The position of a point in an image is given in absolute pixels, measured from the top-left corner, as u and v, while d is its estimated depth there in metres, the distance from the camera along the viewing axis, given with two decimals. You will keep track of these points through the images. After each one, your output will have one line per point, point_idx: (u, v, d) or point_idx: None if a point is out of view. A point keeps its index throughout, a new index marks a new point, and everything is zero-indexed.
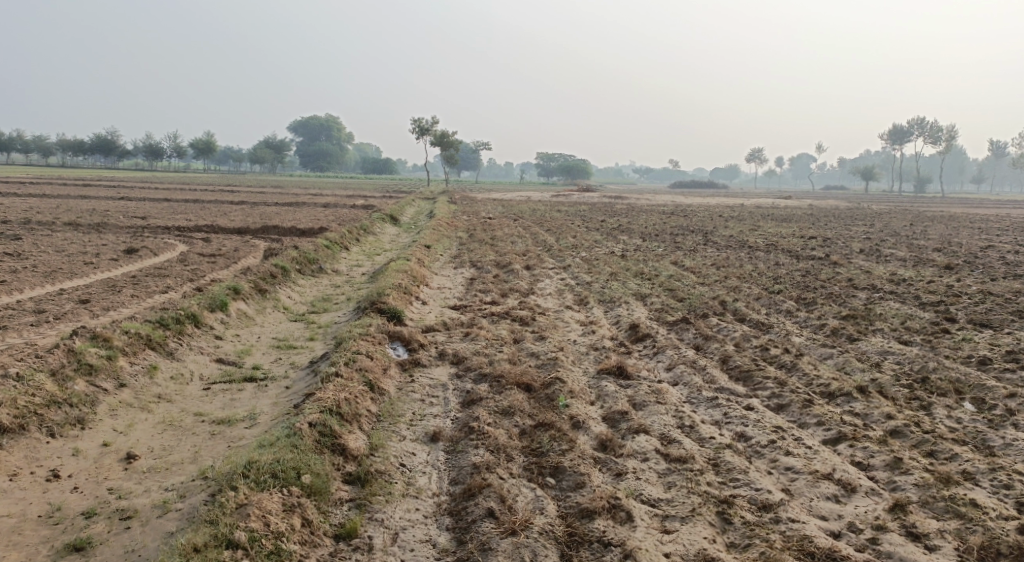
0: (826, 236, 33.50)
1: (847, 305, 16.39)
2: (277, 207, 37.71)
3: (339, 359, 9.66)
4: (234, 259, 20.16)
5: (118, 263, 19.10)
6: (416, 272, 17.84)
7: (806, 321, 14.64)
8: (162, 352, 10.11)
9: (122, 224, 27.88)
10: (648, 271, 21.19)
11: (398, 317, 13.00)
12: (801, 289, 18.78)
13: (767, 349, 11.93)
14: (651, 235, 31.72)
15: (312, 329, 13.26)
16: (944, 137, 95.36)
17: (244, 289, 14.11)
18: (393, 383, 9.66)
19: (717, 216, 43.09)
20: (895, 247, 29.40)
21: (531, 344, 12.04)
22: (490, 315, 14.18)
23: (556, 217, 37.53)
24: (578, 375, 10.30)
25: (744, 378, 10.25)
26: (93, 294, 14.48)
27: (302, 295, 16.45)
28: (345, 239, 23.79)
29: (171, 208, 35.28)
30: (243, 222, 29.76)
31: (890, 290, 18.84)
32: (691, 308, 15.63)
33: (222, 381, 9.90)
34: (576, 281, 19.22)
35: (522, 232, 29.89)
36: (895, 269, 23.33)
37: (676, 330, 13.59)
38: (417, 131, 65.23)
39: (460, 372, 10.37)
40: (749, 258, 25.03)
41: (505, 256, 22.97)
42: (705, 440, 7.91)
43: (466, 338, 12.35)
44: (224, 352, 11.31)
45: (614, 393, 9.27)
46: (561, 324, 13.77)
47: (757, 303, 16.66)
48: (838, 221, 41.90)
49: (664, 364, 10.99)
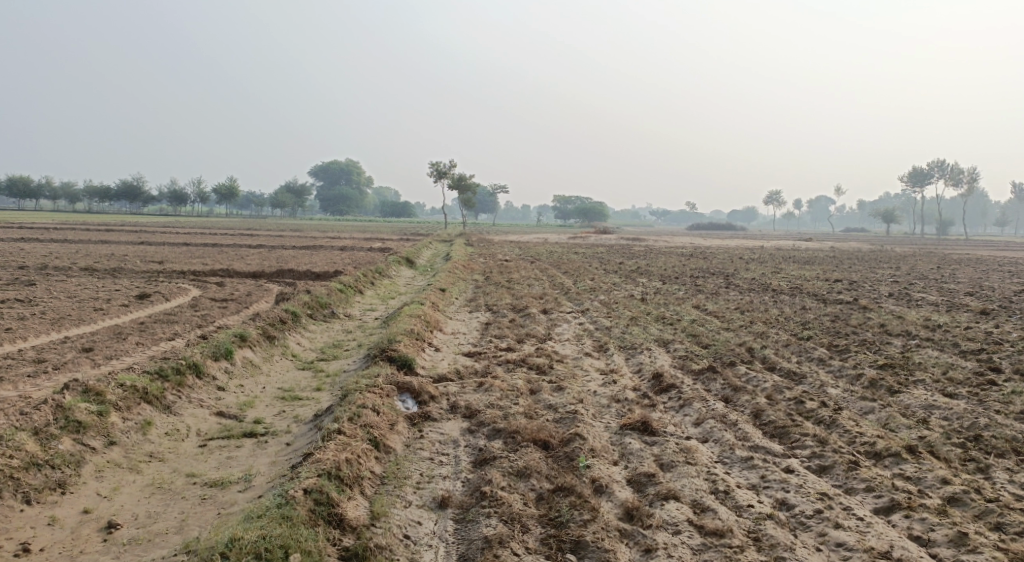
0: (851, 279, 32.80)
1: (882, 353, 15.69)
2: (294, 250, 37.43)
3: (343, 413, 9.01)
4: (246, 304, 19.68)
5: (129, 309, 18.64)
6: (430, 317, 17.27)
7: (840, 371, 13.96)
8: (159, 406, 9.51)
9: (137, 269, 27.58)
10: (670, 315, 20.54)
11: (409, 366, 12.40)
12: (831, 334, 18.11)
13: (802, 403, 11.25)
14: (671, 277, 31.13)
15: (319, 378, 12.65)
16: (967, 179, 94.50)
17: (251, 336, 13.54)
18: (400, 439, 9.00)
19: (738, 259, 42.44)
20: (925, 290, 28.70)
21: (548, 395, 11.37)
22: (506, 363, 13.54)
23: (573, 260, 36.97)
24: (600, 430, 9.62)
25: (780, 437, 9.58)
26: (97, 342, 13.98)
27: (313, 342, 15.90)
28: (360, 283, 23.34)
29: (187, 251, 35.08)
30: (258, 265, 29.40)
31: (925, 336, 18.15)
32: (716, 355, 14.98)
33: (220, 436, 9.28)
34: (596, 326, 18.58)
35: (540, 275, 29.36)
36: (928, 312, 22.64)
37: (703, 380, 12.91)
38: (435, 175, 65.33)
39: (472, 426, 9.69)
40: (774, 302, 24.35)
41: (522, 299, 22.42)
42: (743, 509, 7.19)
43: (480, 388, 11.69)
44: (226, 405, 10.70)
45: (639, 453, 8.59)
46: (580, 372, 13.12)
47: (786, 350, 15.97)
48: (863, 263, 41.17)
49: (692, 418, 10.30)
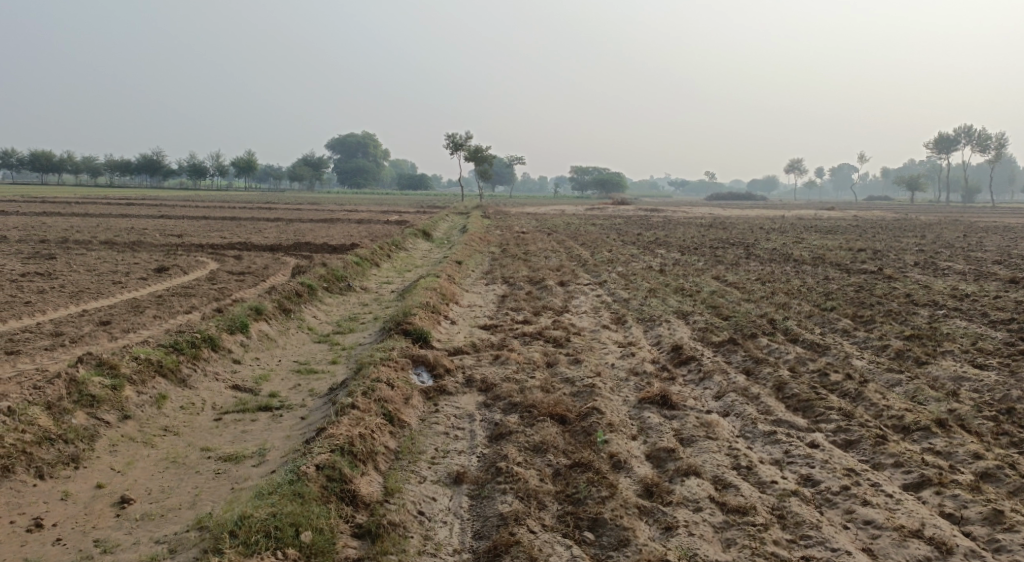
0: (874, 248, 32.28)
1: (908, 324, 15.36)
2: (311, 223, 37.35)
3: (357, 387, 8.87)
4: (263, 277, 19.60)
5: (146, 283, 18.61)
6: (447, 290, 17.10)
7: (864, 342, 13.67)
8: (174, 379, 9.40)
9: (155, 242, 27.57)
10: (690, 286, 20.26)
11: (424, 339, 12.26)
12: (855, 305, 17.76)
13: (826, 376, 11.00)
14: (691, 248, 30.76)
15: (336, 351, 12.53)
16: (993, 146, 92.68)
17: (266, 309, 13.44)
18: (415, 414, 8.87)
19: (758, 229, 41.90)
20: (950, 260, 28.16)
21: (566, 368, 11.19)
22: (523, 336, 13.37)
23: (591, 231, 36.66)
24: (619, 404, 9.45)
25: (804, 411, 9.37)
26: (113, 315, 13.93)
27: (329, 315, 15.78)
28: (376, 256, 23.20)
29: (205, 225, 35.08)
30: (276, 238, 29.33)
31: (951, 306, 17.77)
32: (737, 327, 14.72)
33: (235, 410, 9.18)
34: (614, 298, 18.34)
35: (557, 247, 29.08)
36: (954, 282, 22.21)
37: (724, 353, 12.67)
38: (452, 147, 64.94)
39: (488, 400, 9.54)
40: (796, 272, 23.95)
41: (540, 271, 22.20)
42: (766, 486, 7.02)
43: (496, 361, 11.53)
44: (241, 378, 10.60)
45: (659, 427, 8.41)
46: (598, 344, 12.92)
47: (808, 321, 15.67)
48: (886, 233, 40.50)
49: (713, 392, 10.09)
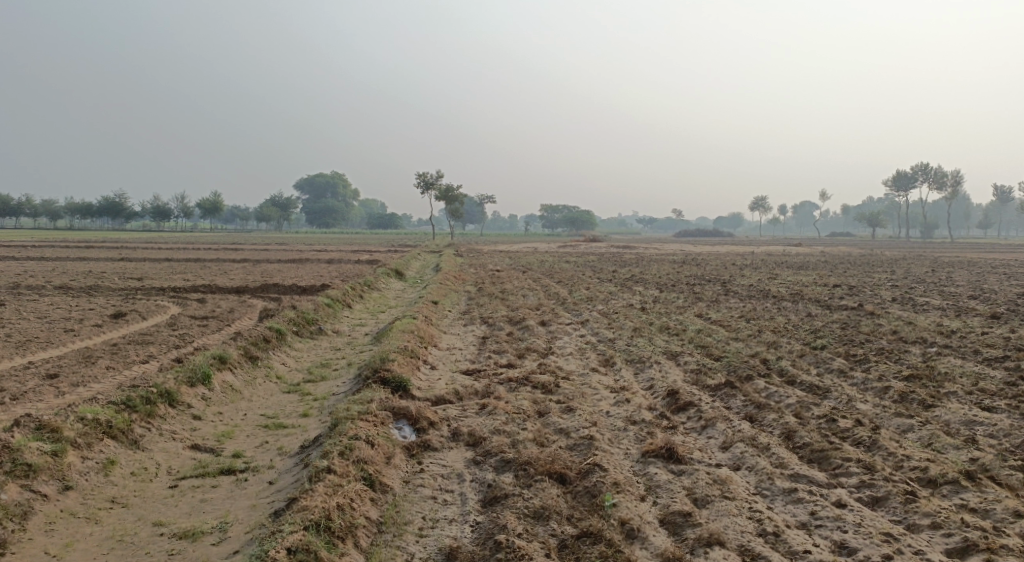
0: (849, 284, 32.02)
1: (904, 363, 14.77)
2: (279, 264, 36.37)
3: (333, 446, 7.98)
4: (227, 321, 18.63)
5: (102, 330, 17.57)
6: (424, 332, 16.26)
7: (864, 383, 13.02)
8: (124, 441, 8.85)
9: (114, 286, 26.40)
10: (674, 325, 19.61)
11: (404, 388, 11.43)
12: (845, 343, 17.17)
13: (835, 422, 10.28)
14: (668, 285, 30.23)
15: (307, 403, 11.63)
16: (950, 183, 94.27)
17: (230, 358, 12.53)
18: (398, 475, 8.01)
19: (731, 265, 41.63)
20: (927, 295, 27.88)
21: (559, 418, 10.38)
22: (508, 382, 12.55)
23: (565, 269, 36.08)
24: (621, 459, 8.67)
25: (820, 462, 8.64)
26: (63, 367, 12.94)
27: (299, 361, 14.86)
28: (348, 297, 22.30)
29: (168, 267, 33.87)
30: (242, 280, 28.31)
31: (942, 343, 17.27)
32: (730, 368, 14.02)
33: (193, 475, 8.41)
34: (598, 338, 17.61)
35: (534, 286, 28.36)
36: (937, 318, 21.81)
37: (722, 397, 11.93)
38: (422, 185, 64.33)
39: (478, 457, 8.72)
40: (778, 309, 23.43)
41: (518, 311, 21.44)
42: (798, 557, 6.48)
43: (482, 411, 10.69)
44: (202, 437, 9.69)
45: (669, 486, 7.63)
46: (589, 390, 12.13)
47: (802, 361, 15.02)
48: (858, 268, 40.38)
49: (719, 442, 9.34)
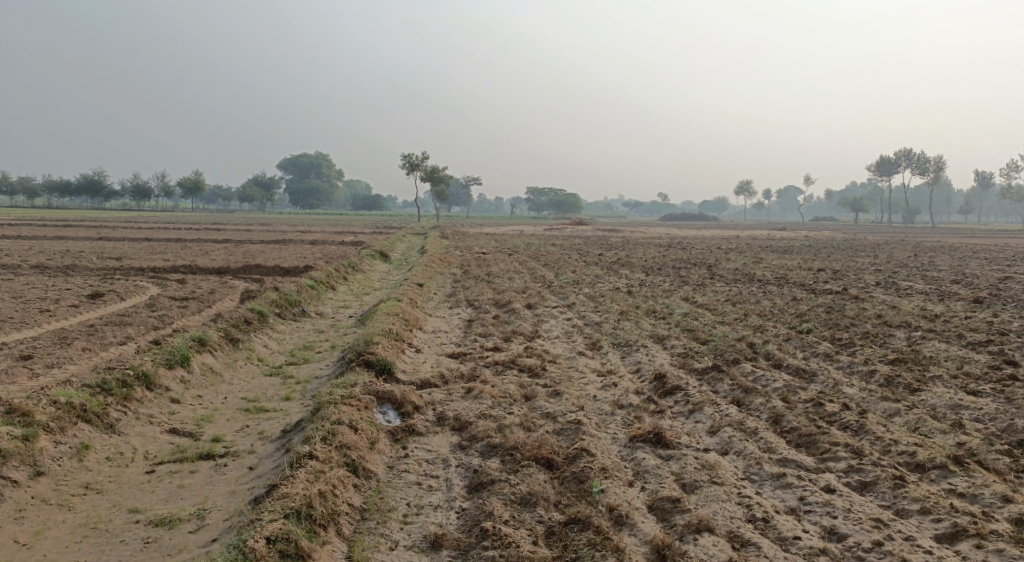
0: (834, 268, 32.06)
1: (890, 347, 14.71)
2: (262, 245, 35.98)
3: (314, 431, 7.82)
4: (209, 303, 18.36)
5: (80, 311, 17.28)
6: (409, 315, 16.07)
7: (851, 367, 12.95)
8: (100, 425, 8.66)
9: (93, 266, 26.00)
10: (660, 308, 19.51)
11: (388, 371, 11.26)
12: (831, 327, 17.12)
13: (822, 406, 10.19)
14: (653, 269, 30.13)
15: (289, 386, 11.44)
16: (932, 168, 94.72)
17: (211, 340, 12.31)
18: (382, 461, 7.85)
19: (716, 249, 41.61)
20: (911, 279, 27.94)
21: (545, 402, 10.24)
22: (494, 365, 12.39)
23: (551, 252, 35.92)
24: (607, 444, 8.54)
25: (808, 447, 8.54)
26: (38, 349, 12.69)
27: (281, 343, 14.63)
28: (332, 279, 22.06)
29: (149, 248, 33.46)
30: (224, 261, 27.96)
31: (928, 327, 17.25)
32: (717, 352, 13.92)
33: (171, 460, 8.26)
34: (584, 322, 17.47)
35: (519, 269, 28.18)
36: (921, 302, 21.81)
37: (709, 381, 11.83)
38: (407, 166, 63.88)
39: (463, 442, 8.57)
40: (764, 293, 23.38)
41: (504, 293, 21.27)
42: (789, 543, 6.38)
43: (468, 395, 10.53)
44: (181, 421, 9.50)
45: (657, 472, 7.51)
46: (576, 374, 11.99)
47: (789, 345, 14.94)
48: (842, 252, 40.44)
49: (707, 426, 9.23)
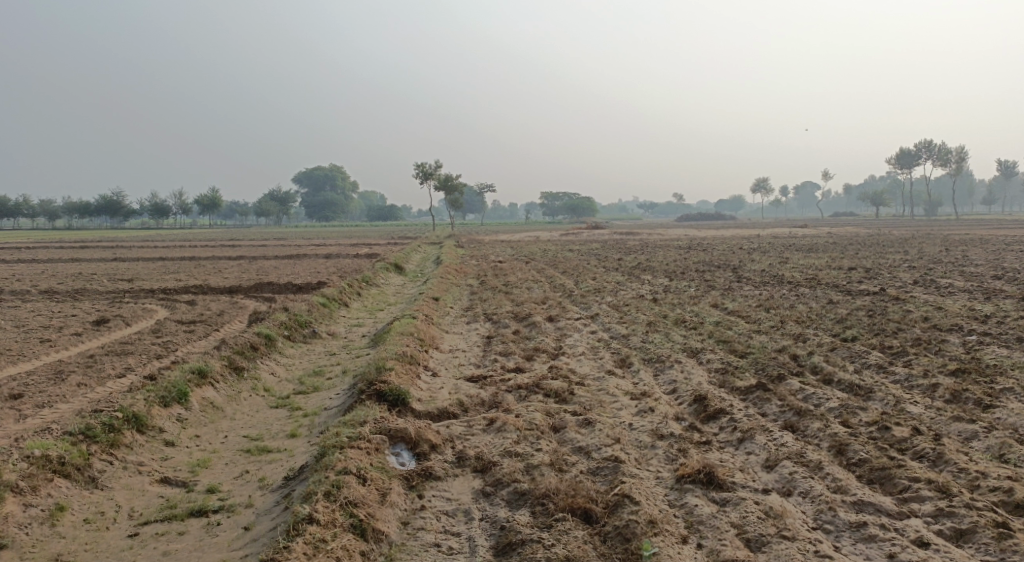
0: (865, 266, 30.76)
1: (947, 355, 13.55)
2: (275, 261, 35.08)
3: (318, 488, 6.86)
4: (216, 326, 17.47)
5: (81, 338, 16.46)
6: (424, 333, 15.06)
7: (908, 381, 11.81)
8: (80, 479, 7.75)
9: (101, 289, 25.22)
10: (691, 317, 18.41)
11: (402, 402, 10.29)
12: (876, 334, 15.92)
13: (889, 431, 9.11)
14: (677, 273, 29.02)
15: (295, 420, 10.47)
16: (955, 159, 92.69)
17: (212, 371, 11.39)
18: (395, 517, 6.89)
19: (739, 249, 40.37)
20: (949, 276, 26.63)
21: (577, 434, 9.21)
22: (518, 391, 11.37)
23: (570, 257, 34.88)
24: (652, 486, 7.53)
25: (882, 484, 7.53)
26: (30, 385, 11.84)
27: (290, 370, 13.62)
28: (345, 295, 21.17)
29: (160, 267, 32.75)
30: (235, 279, 27.10)
31: (981, 330, 16.04)
32: (758, 367, 12.80)
33: (158, 519, 7.30)
34: (611, 335, 16.39)
35: (538, 277, 27.17)
36: (966, 302, 20.57)
37: (755, 403, 10.73)
38: (420, 176, 63.02)
39: (486, 488, 7.57)
40: (797, 297, 22.19)
41: (524, 305, 20.28)
42: None
43: (490, 427, 9.51)
44: (174, 466, 8.54)
45: (717, 529, 6.55)
46: (608, 397, 10.96)
47: (836, 356, 13.81)
48: (869, 249, 39.00)
49: (762, 459, 8.16)
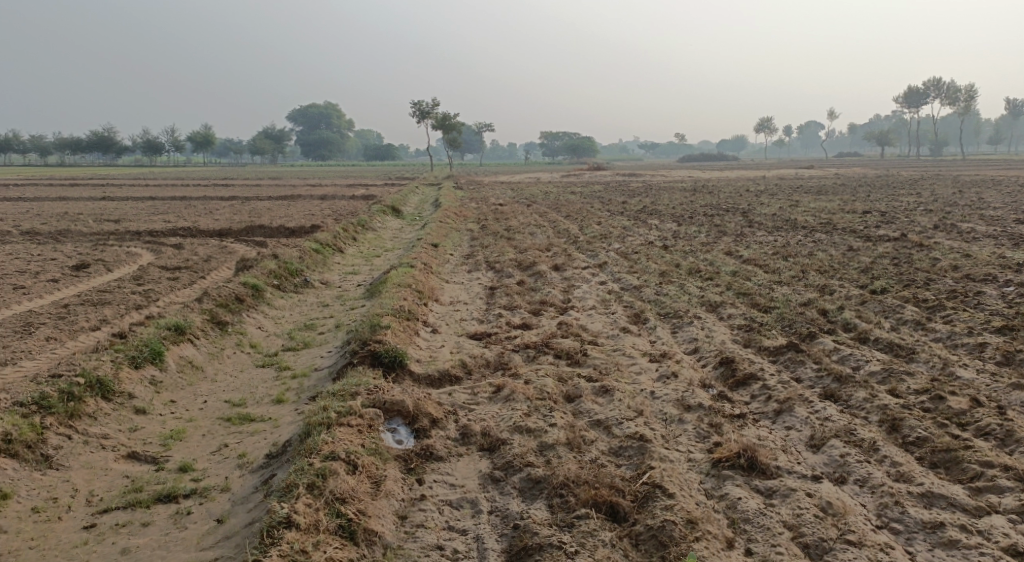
0: (878, 210, 29.59)
1: (987, 309, 12.54)
2: (268, 202, 33.76)
3: (300, 493, 5.99)
4: (202, 273, 16.37)
5: (57, 285, 15.36)
6: (422, 285, 13.98)
7: (950, 341, 10.81)
8: (30, 459, 6.89)
9: (85, 231, 23.97)
10: (705, 266, 17.33)
11: (399, 365, 9.30)
12: (906, 285, 14.90)
13: (943, 402, 8.16)
14: (684, 217, 27.84)
15: (282, 383, 9.48)
16: (962, 99, 90.33)
17: (191, 327, 10.34)
18: (389, 523, 6.00)
19: (745, 191, 39.07)
20: (967, 220, 25.48)
21: (594, 404, 8.24)
22: (526, 352, 10.34)
23: (573, 201, 33.64)
24: (687, 472, 6.58)
25: (948, 470, 6.60)
26: None
27: (279, 323, 12.55)
28: (339, 240, 20.03)
29: (149, 208, 31.49)
30: (225, 222, 25.87)
31: (1017, 282, 14.98)
32: (786, 323, 11.76)
33: (120, 507, 6.47)
34: (622, 287, 15.32)
35: (541, 221, 26.01)
36: (991, 249, 19.52)
37: (787, 366, 9.74)
38: (418, 114, 61.16)
39: (496, 473, 6.62)
40: (813, 243, 21.09)
41: (528, 252, 19.19)
42: None
43: (497, 396, 8.50)
44: (141, 438, 7.56)
45: (771, 540, 5.80)
46: (626, 360, 9.94)
47: (867, 310, 12.79)
48: (880, 191, 37.72)
49: (806, 436, 7.17)
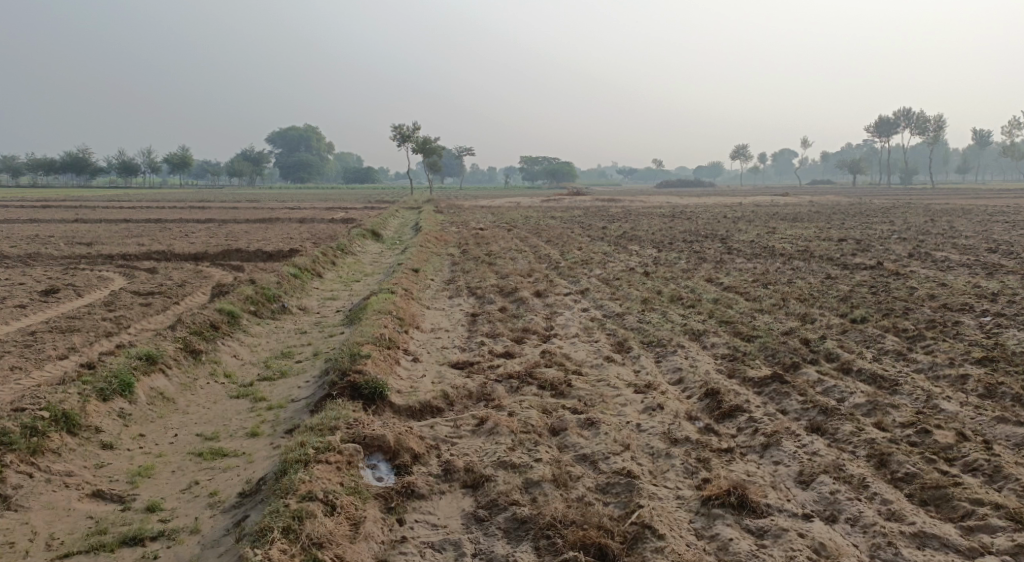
0: (855, 237, 29.78)
1: (968, 339, 12.52)
2: (245, 225, 33.40)
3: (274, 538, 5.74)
4: (176, 299, 16.03)
5: (25, 311, 14.97)
6: (402, 312, 13.75)
7: (933, 372, 10.76)
8: None
9: (56, 254, 23.50)
10: (686, 294, 17.24)
11: (378, 397, 9.06)
12: (886, 314, 14.88)
13: (931, 436, 8.05)
14: (664, 243, 27.84)
15: (257, 415, 9.20)
16: (933, 128, 91.83)
17: (163, 356, 10.05)
18: None
19: (723, 217, 39.24)
20: (943, 248, 25.67)
21: (579, 438, 8.05)
22: (509, 382, 10.13)
23: (553, 226, 33.60)
24: (676, 511, 6.40)
25: (939, 508, 6.48)
26: None
27: (255, 350, 12.26)
28: (318, 265, 19.76)
29: (124, 230, 31.03)
30: (200, 245, 25.49)
31: (995, 311, 15.01)
32: (769, 353, 11.65)
33: (83, 551, 6.19)
34: (604, 314, 15.18)
35: (521, 246, 25.89)
36: (968, 277, 19.61)
37: (772, 397, 9.61)
38: (397, 138, 61.09)
39: (479, 512, 6.41)
40: (793, 271, 21.10)
41: (508, 278, 19.03)
42: None
43: (479, 429, 8.29)
44: (108, 476, 7.26)
45: None
46: (610, 391, 9.77)
47: (849, 339, 12.72)
48: (856, 218, 38.01)
49: (795, 472, 7.02)
